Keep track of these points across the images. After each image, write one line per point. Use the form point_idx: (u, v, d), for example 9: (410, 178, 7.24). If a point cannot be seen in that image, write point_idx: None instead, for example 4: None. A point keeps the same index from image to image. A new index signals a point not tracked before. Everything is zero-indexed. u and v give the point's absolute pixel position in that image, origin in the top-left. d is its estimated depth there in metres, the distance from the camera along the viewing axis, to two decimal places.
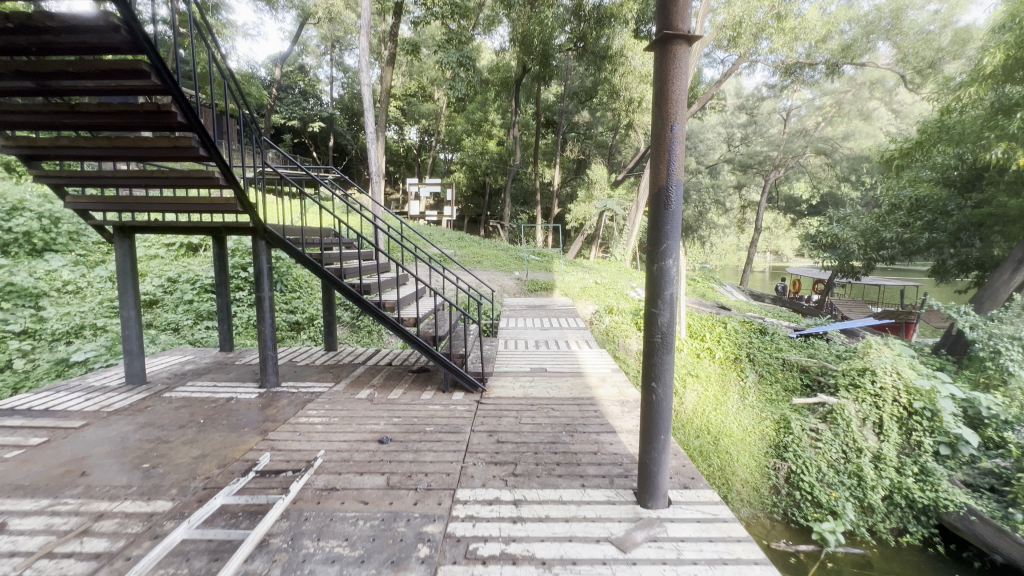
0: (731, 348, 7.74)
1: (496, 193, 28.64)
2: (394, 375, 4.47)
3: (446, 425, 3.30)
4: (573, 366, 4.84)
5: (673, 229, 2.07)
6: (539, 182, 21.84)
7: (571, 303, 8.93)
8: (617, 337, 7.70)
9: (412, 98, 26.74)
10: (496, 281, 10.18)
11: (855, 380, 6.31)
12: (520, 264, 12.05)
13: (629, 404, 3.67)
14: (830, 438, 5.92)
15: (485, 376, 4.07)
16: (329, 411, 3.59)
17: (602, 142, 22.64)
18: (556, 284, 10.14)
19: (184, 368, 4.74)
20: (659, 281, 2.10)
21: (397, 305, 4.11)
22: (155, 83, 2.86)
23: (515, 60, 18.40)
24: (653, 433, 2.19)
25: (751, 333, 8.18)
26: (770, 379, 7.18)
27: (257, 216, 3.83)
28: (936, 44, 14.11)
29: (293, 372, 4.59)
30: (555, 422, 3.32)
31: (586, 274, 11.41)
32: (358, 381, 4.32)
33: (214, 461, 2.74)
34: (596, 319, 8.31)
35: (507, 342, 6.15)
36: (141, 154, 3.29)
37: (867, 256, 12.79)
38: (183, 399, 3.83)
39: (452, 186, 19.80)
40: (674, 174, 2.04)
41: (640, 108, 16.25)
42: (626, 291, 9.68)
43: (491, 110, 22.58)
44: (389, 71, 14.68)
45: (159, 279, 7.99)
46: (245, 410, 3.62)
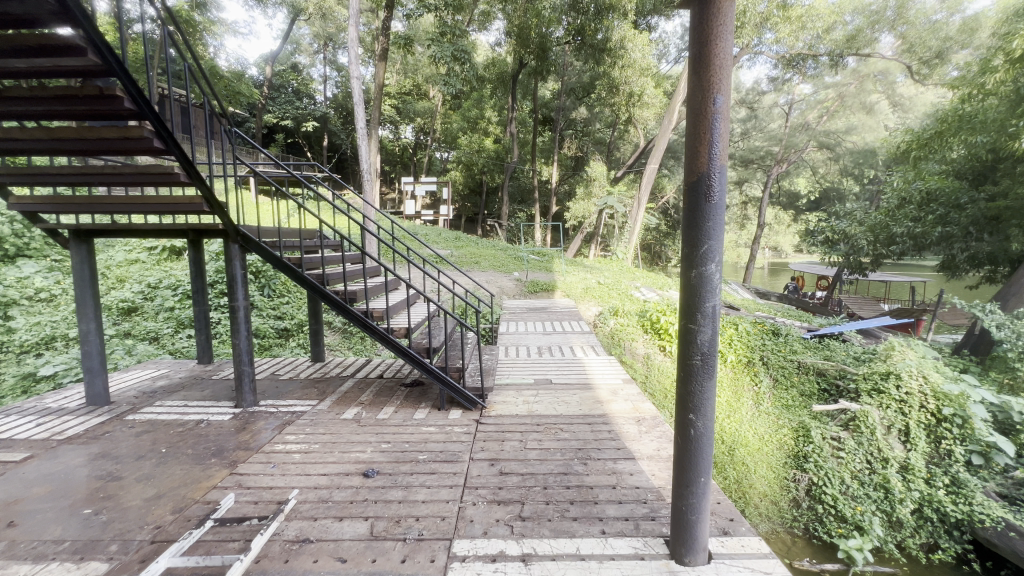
0: (743, 351, 7.36)
1: (493, 192, 28.26)
2: (385, 390, 4.06)
3: (442, 452, 2.90)
4: (581, 377, 4.45)
5: (715, 228, 1.69)
6: (537, 180, 21.48)
7: (574, 305, 8.55)
8: (623, 341, 7.32)
9: (407, 97, 26.32)
10: (495, 283, 9.80)
11: (878, 385, 5.93)
12: (519, 264, 11.68)
13: (646, 423, 3.29)
14: (853, 447, 5.54)
15: (485, 392, 3.68)
16: (309, 436, 3.19)
17: (601, 139, 22.28)
18: (557, 285, 9.77)
19: (155, 384, 4.33)
20: (697, 291, 1.72)
21: (387, 314, 3.69)
22: (95, 63, 2.43)
23: (512, 56, 18.00)
24: (690, 475, 1.81)
25: (762, 334, 7.81)
26: (785, 383, 6.81)
27: (228, 217, 3.41)
28: (942, 33, 13.82)
29: (274, 388, 4.19)
30: (567, 447, 2.93)
31: (587, 274, 11.03)
32: (345, 398, 3.92)
33: (168, 504, 2.35)
34: (600, 322, 7.95)
35: (507, 349, 5.77)
36: (88, 147, 2.86)
37: (875, 252, 12.46)
38: (148, 423, 3.43)
39: (448, 185, 19.41)
40: (717, 159, 1.65)
41: (640, 103, 15.88)
42: (630, 292, 9.30)
43: (487, 107, 22.17)
44: (382, 67, 14.27)
45: (138, 285, 7.57)
46: (216, 435, 3.23)
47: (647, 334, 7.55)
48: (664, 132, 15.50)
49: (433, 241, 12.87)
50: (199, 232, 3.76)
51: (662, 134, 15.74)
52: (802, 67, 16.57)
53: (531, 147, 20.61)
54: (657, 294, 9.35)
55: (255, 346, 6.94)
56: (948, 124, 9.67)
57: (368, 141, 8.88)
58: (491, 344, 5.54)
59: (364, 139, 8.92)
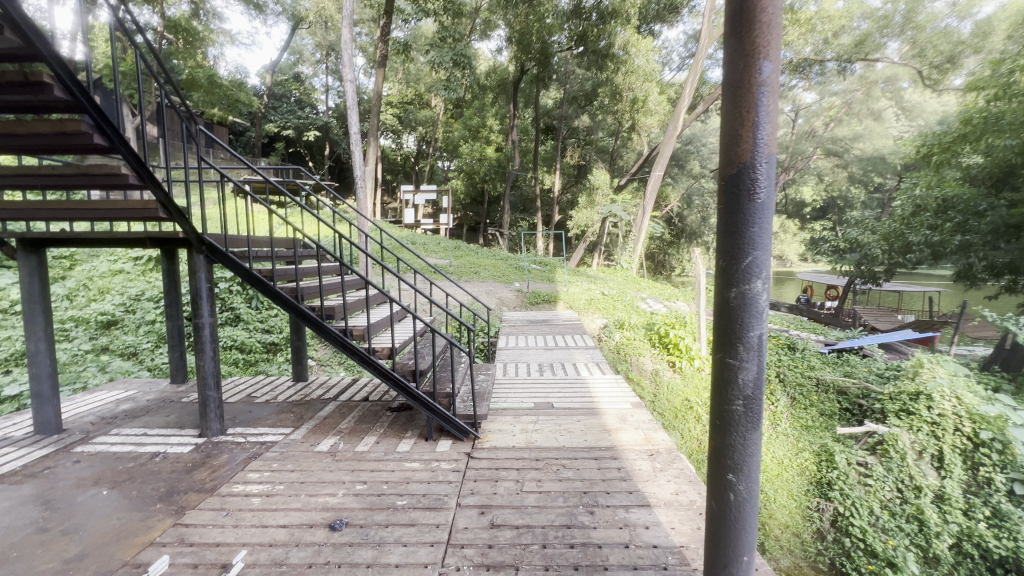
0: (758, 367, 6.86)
1: (496, 201, 28.01)
2: (368, 417, 3.66)
3: (425, 497, 2.49)
4: (585, 401, 4.04)
5: (760, 234, 1.31)
6: (539, 189, 21.19)
7: (577, 317, 8.17)
8: (630, 356, 6.93)
9: (409, 106, 26.27)
10: (494, 294, 9.41)
11: (907, 406, 5.51)
12: (521, 274, 11.32)
13: (661, 459, 2.88)
14: (882, 474, 5.10)
15: (477, 420, 3.28)
16: (274, 473, 2.78)
17: (604, 147, 22.03)
18: (559, 295, 9.39)
19: (118, 409, 3.94)
20: (736, 316, 1.33)
21: (367, 333, 3.30)
22: (13, 40, 2.10)
23: (514, 63, 17.85)
24: (730, 554, 1.40)
25: (777, 349, 7.36)
26: (804, 402, 6.35)
27: (188, 224, 3.04)
28: (954, 38, 13.58)
29: (247, 414, 3.79)
30: (570, 490, 2.52)
31: (590, 285, 10.64)
32: (322, 426, 3.52)
33: (90, 568, 1.96)
34: (605, 336, 7.56)
35: (505, 366, 5.37)
36: (22, 144, 2.51)
37: (890, 261, 12.02)
38: (97, 456, 3.04)
39: (449, 194, 19.17)
40: (763, 147, 1.27)
41: (644, 109, 15.63)
42: (636, 303, 8.90)
43: (489, 116, 22.05)
44: (382, 74, 14.05)
45: (119, 297, 7.23)
46: (169, 472, 2.84)
47: (655, 349, 7.15)
48: (668, 139, 15.19)
49: (431, 251, 12.52)
50: (160, 241, 3.39)
51: (666, 141, 15.45)
52: (808, 73, 16.32)
53: (533, 156, 20.37)
54: (664, 305, 8.93)
55: (241, 362, 6.55)
56: (972, 125, 9.24)
57: (359, 147, 8.37)
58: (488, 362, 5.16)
59: (354, 144, 8.35)
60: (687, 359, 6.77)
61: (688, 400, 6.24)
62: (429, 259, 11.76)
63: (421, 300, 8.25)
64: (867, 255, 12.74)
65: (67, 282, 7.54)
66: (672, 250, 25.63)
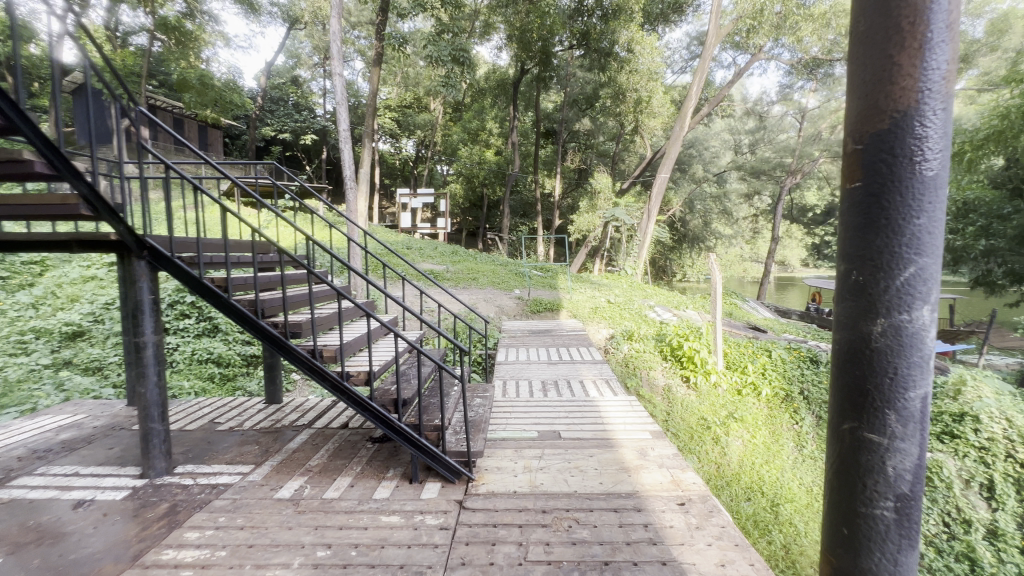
0: (780, 383, 6.22)
1: (494, 205, 27.53)
2: (344, 451, 3.12)
3: (403, 570, 1.96)
4: (597, 429, 3.50)
5: (929, 230, 0.78)
6: (539, 192, 20.65)
7: (581, 326, 7.65)
8: (639, 370, 6.42)
9: (407, 110, 25.97)
10: (492, 302, 8.85)
11: (951, 428, 4.96)
12: (521, 280, 10.81)
13: (698, 512, 2.35)
14: (925, 505, 4.56)
15: (470, 459, 2.74)
16: (218, 533, 2.24)
17: (605, 151, 21.59)
18: (563, 303, 8.84)
19: (56, 439, 3.40)
20: (882, 362, 0.80)
21: (340, 354, 2.77)
22: None
23: (514, 64, 17.44)
24: None
25: (799, 360, 6.68)
26: None
27: (119, 223, 2.53)
28: (968, 37, 13.20)
29: (203, 446, 3.24)
30: (588, 561, 1.98)
31: (595, 292, 10.07)
32: (289, 463, 2.98)
33: None
34: (611, 348, 7.03)
35: (505, 385, 4.82)
36: None
37: None
38: (8, 507, 2.50)
39: (446, 197, 18.69)
40: (940, 76, 0.74)
41: (648, 111, 15.19)
42: (644, 312, 8.38)
43: (488, 118, 21.68)
44: (377, 72, 13.57)
45: (88, 306, 6.69)
46: (85, 534, 2.27)
47: (666, 362, 6.63)
48: (674, 140, 14.70)
49: (426, 256, 11.97)
50: (88, 245, 2.81)
51: (672, 142, 14.97)
52: (817, 73, 15.88)
53: (533, 159, 19.92)
54: (674, 314, 8.38)
55: (217, 377, 6.03)
56: (1003, 123, 8.71)
57: (349, 144, 7.33)
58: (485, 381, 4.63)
59: (344, 142, 7.31)
60: (702, 374, 6.24)
61: (704, 419, 5.73)
62: (425, 265, 11.19)
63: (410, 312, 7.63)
64: None
65: (33, 290, 7.00)
66: (673, 255, 25.20)
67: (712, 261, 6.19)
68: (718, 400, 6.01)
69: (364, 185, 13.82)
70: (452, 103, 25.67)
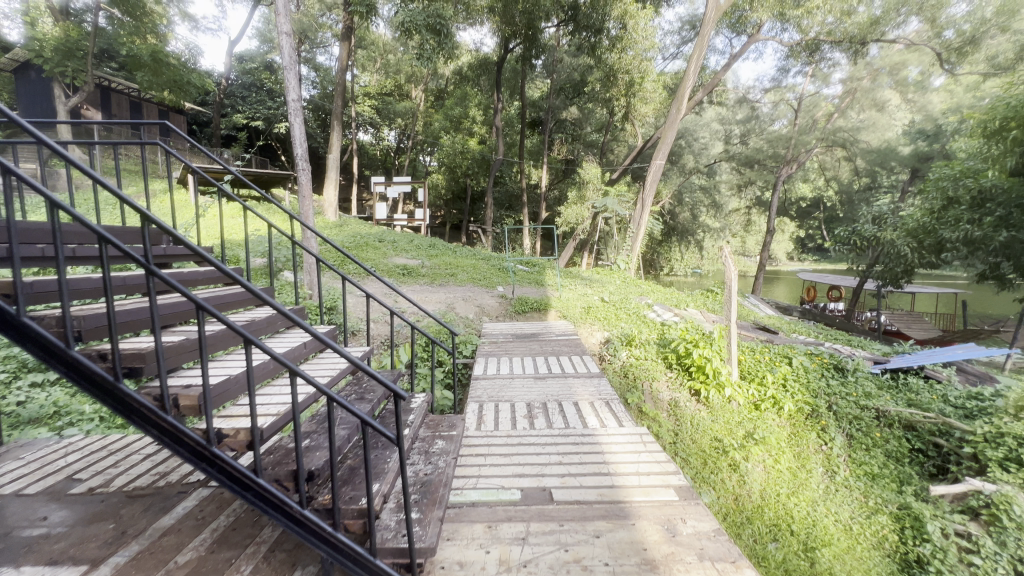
0: (804, 395, 5.34)
1: (479, 198, 26.53)
2: (237, 535, 2.13)
3: None
4: (601, 484, 2.57)
5: None
6: (525, 183, 19.49)
7: (572, 329, 6.72)
8: (641, 381, 5.56)
9: (387, 97, 24.84)
10: (471, 301, 7.83)
11: (1018, 454, 4.14)
12: (505, 276, 9.87)
13: None
14: (994, 552, 3.70)
15: (413, 564, 1.77)
16: None
17: (593, 141, 20.68)
18: (551, 302, 7.90)
19: None
20: None
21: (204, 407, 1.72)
22: None
23: (497, 43, 16.37)
24: None
25: (823, 369, 5.77)
26: (864, 442, 4.94)
27: None
28: (979, 16, 12.49)
29: (29, 528, 2.21)
30: None
31: (585, 289, 9.14)
32: (149, 558, 1.99)
33: None
34: (608, 355, 6.13)
35: (481, 410, 3.86)
36: None
37: (917, 260, 10.82)
38: None
39: (425, 187, 17.65)
40: None
41: (641, 93, 14.41)
42: (642, 312, 7.47)
43: (472, 105, 20.62)
44: (348, 49, 12.41)
45: None
46: None
47: (671, 371, 5.77)
48: (670, 124, 13.77)
49: (400, 249, 10.90)
50: None
51: (668, 126, 14.07)
52: (817, 55, 15.17)
53: (518, 148, 18.86)
54: (676, 314, 7.47)
55: None
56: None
57: (300, 117, 6.23)
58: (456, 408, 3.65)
59: (294, 114, 6.21)
60: (715, 388, 5.35)
61: (717, 440, 4.89)
62: (397, 259, 10.10)
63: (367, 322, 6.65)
64: (887, 253, 11.57)
65: None
66: (662, 249, 24.58)
67: (726, 253, 5.27)
68: (733, 418, 5.13)
69: (334, 173, 12.68)
70: (434, 89, 24.53)
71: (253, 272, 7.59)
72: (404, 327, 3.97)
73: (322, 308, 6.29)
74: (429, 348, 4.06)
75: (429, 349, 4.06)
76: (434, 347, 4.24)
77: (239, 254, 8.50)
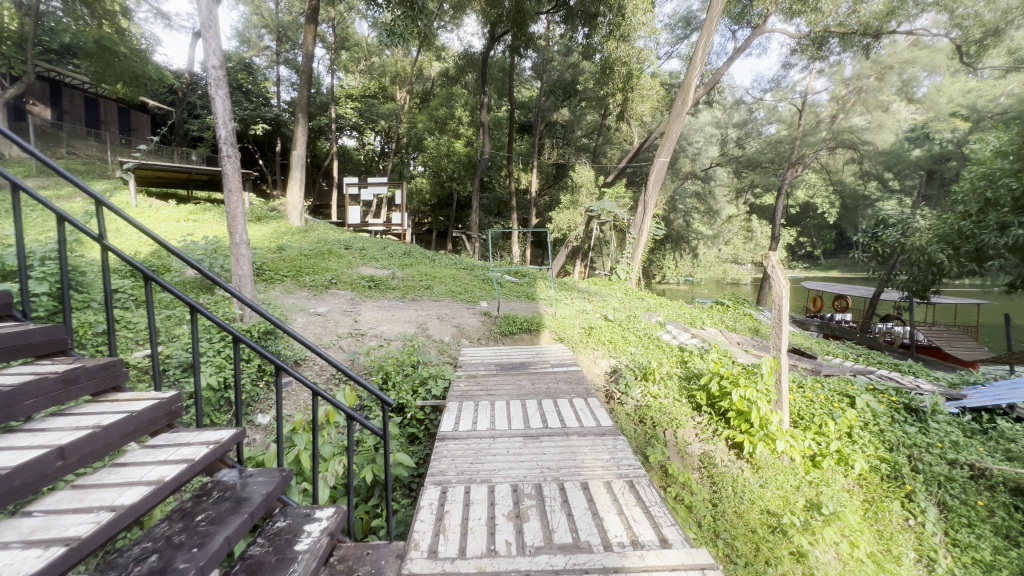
0: (876, 448, 4.09)
1: (466, 204, 25.23)
2: None
3: None
4: None
5: None
6: (514, 187, 18.05)
7: (571, 355, 5.43)
8: (662, 431, 4.29)
9: (371, 100, 23.67)
10: (447, 319, 6.52)
11: None
12: (489, 289, 8.58)
13: None
14: None
15: None
16: None
17: (585, 146, 19.64)
18: (544, 321, 6.61)
19: None
20: None
21: None
22: None
23: (483, 36, 15.24)
24: None
25: (893, 412, 4.52)
26: (966, 517, 3.67)
27: None
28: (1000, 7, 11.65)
29: None
30: None
31: (584, 304, 7.87)
32: None
33: None
34: (617, 394, 4.84)
35: (449, 507, 2.55)
36: None
37: (952, 270, 9.68)
38: None
39: (403, 188, 16.28)
40: None
41: (638, 90, 13.44)
42: (655, 333, 6.19)
43: (457, 106, 19.42)
44: (313, 35, 11.11)
45: None
46: None
47: (700, 416, 4.53)
48: (675, 118, 12.58)
49: (369, 258, 9.58)
50: None
51: (672, 121, 12.91)
52: (825, 49, 14.22)
53: (508, 149, 17.55)
54: (693, 336, 6.20)
55: None
56: None
57: (223, 90, 4.92)
58: (414, 523, 2.37)
59: (213, 84, 4.87)
60: (762, 442, 4.05)
61: (769, 515, 3.61)
62: (364, 270, 8.77)
63: (316, 352, 5.34)
64: (911, 261, 10.44)
65: None
66: (656, 257, 23.42)
67: (772, 257, 4.09)
68: (788, 482, 3.86)
69: (299, 172, 11.31)
70: (420, 92, 23.45)
71: (181, 286, 6.25)
72: (325, 395, 2.15)
73: (255, 333, 4.95)
74: (366, 421, 2.31)
75: (367, 424, 2.30)
76: (379, 429, 2.36)
77: (171, 263, 7.12)
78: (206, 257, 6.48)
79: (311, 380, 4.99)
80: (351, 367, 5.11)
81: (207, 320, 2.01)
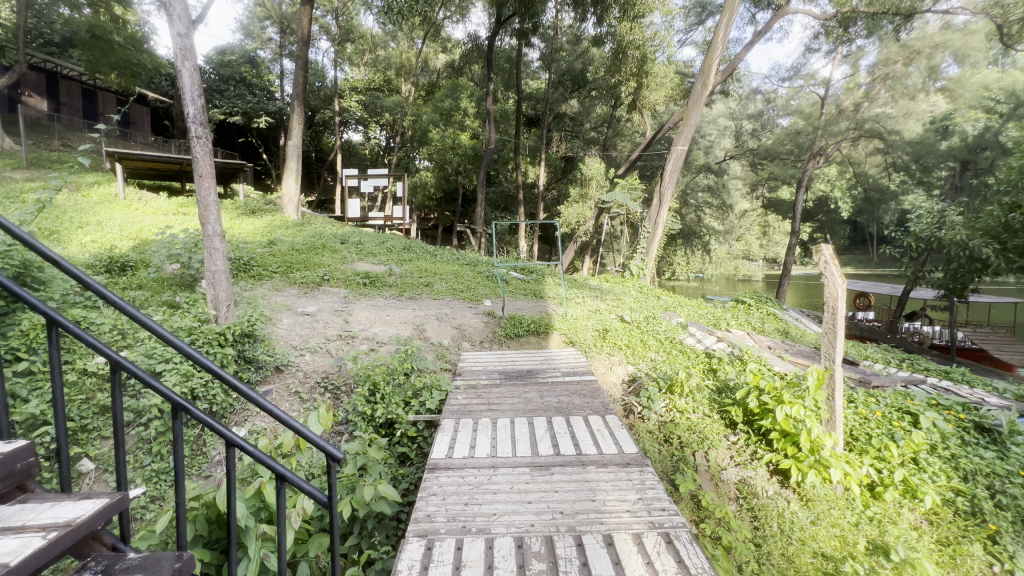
0: (947, 477, 3.46)
1: (471, 199, 24.61)
2: None
3: None
4: None
5: None
6: (521, 180, 17.27)
7: (583, 361, 4.84)
8: (692, 455, 3.69)
9: (375, 93, 23.12)
10: (447, 320, 5.93)
11: None
12: (493, 287, 7.96)
13: None
14: None
15: None
16: None
17: (593, 139, 18.98)
18: (553, 321, 6.01)
19: None
20: None
21: None
22: None
23: (490, 21, 14.59)
24: None
25: (962, 432, 3.89)
26: None
27: None
28: None
29: None
30: None
31: (597, 304, 7.26)
32: None
33: None
34: (638, 408, 4.24)
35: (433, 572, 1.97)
36: None
37: (995, 266, 8.95)
38: None
39: (405, 181, 15.69)
40: None
41: (651, 76, 12.79)
42: (677, 336, 5.56)
43: (463, 98, 18.79)
44: (309, 18, 10.50)
45: None
46: None
47: (735, 435, 3.94)
48: (693, 105, 11.85)
49: (365, 254, 9.01)
50: None
51: (689, 109, 12.15)
52: (851, 33, 13.42)
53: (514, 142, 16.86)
54: (720, 340, 5.56)
55: None
56: None
57: (191, 61, 4.33)
58: None
59: (181, 56, 4.30)
60: (813, 469, 3.43)
61: (825, 559, 2.99)
62: (360, 266, 8.20)
63: (300, 357, 4.79)
64: (949, 258, 9.70)
65: None
66: (667, 254, 22.65)
67: (824, 250, 3.48)
68: (845, 517, 3.25)
69: (294, 163, 10.76)
70: (425, 84, 22.86)
71: (158, 283, 5.73)
72: (245, 445, 1.51)
73: (230, 335, 4.41)
74: (305, 478, 1.65)
75: (306, 484, 1.64)
76: (326, 493, 1.68)
77: (151, 257, 6.59)
78: (185, 252, 5.94)
79: (292, 390, 4.45)
80: (337, 375, 4.56)
81: (74, 339, 1.43)
